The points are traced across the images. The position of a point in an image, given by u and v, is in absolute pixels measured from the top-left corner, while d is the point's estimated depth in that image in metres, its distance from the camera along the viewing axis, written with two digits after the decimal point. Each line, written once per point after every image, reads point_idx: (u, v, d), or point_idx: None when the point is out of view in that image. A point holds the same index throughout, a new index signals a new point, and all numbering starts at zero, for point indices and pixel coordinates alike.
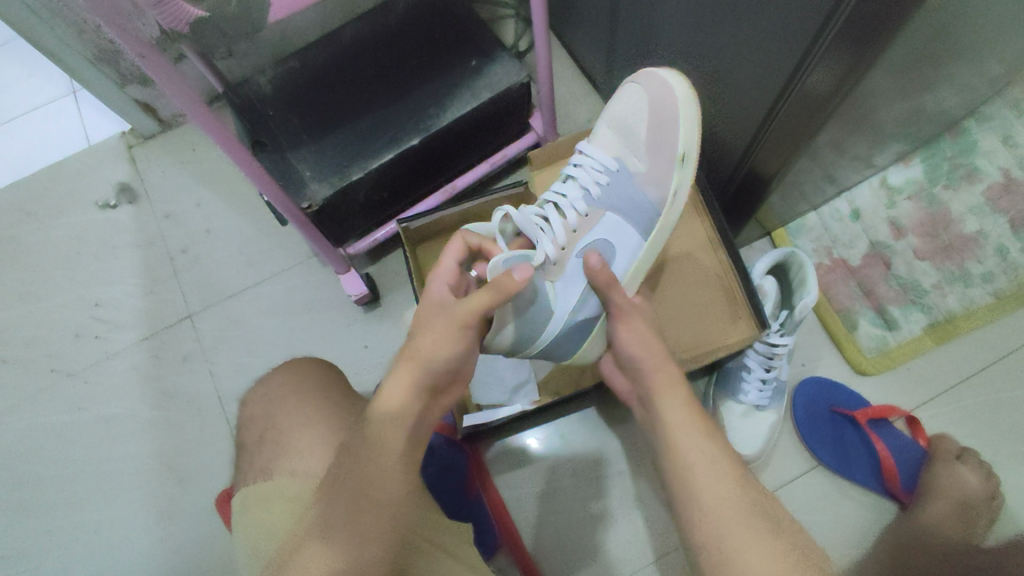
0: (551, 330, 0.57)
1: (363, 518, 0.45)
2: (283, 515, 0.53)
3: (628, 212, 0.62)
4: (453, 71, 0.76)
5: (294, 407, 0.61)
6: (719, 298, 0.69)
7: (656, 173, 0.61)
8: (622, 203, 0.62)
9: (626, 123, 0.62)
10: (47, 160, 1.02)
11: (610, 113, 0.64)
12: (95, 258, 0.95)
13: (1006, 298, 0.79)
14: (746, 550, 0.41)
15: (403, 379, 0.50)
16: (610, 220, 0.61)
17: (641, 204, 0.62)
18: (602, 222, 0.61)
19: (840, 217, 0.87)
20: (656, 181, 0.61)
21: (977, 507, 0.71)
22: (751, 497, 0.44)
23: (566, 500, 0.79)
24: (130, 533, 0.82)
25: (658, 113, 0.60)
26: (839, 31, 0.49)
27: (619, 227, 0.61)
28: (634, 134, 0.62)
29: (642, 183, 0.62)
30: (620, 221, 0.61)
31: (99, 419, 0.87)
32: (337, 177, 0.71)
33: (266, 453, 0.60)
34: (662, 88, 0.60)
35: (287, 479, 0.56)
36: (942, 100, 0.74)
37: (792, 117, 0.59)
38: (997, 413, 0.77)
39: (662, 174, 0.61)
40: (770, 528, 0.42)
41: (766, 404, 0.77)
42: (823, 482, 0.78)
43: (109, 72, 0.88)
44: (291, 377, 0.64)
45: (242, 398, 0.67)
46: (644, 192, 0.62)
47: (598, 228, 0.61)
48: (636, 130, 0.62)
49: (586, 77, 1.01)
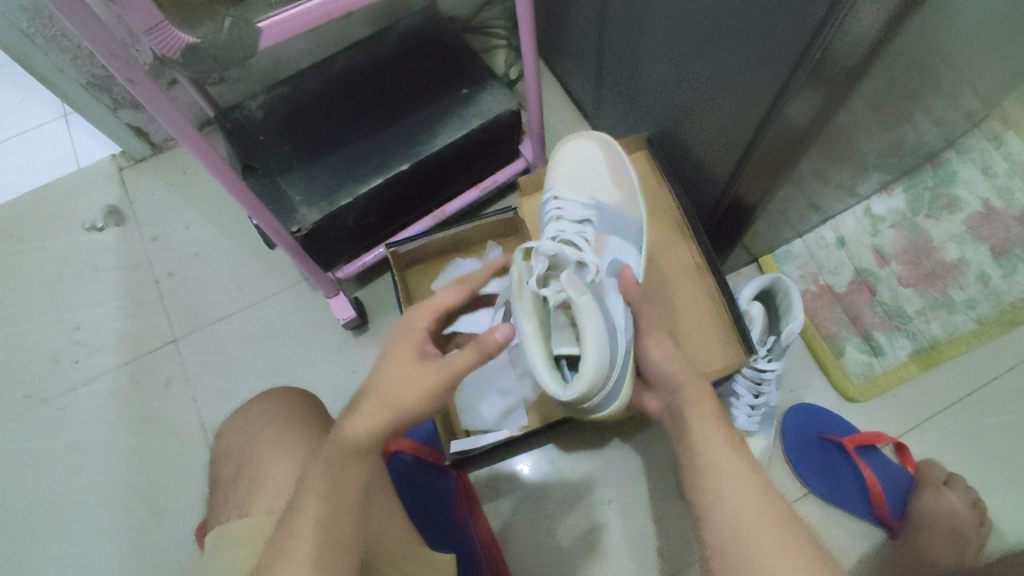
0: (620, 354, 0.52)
1: (341, 522, 0.45)
2: (255, 554, 0.52)
3: (623, 232, 0.64)
4: (444, 99, 0.77)
5: (273, 438, 0.60)
6: (708, 323, 0.70)
7: (627, 201, 0.66)
8: (614, 226, 0.64)
9: (585, 167, 0.68)
10: (35, 181, 1.02)
11: (564, 164, 0.68)
12: (78, 281, 0.94)
13: (988, 324, 0.81)
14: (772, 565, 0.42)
15: (376, 416, 0.48)
16: (614, 243, 0.63)
17: (627, 227, 0.65)
18: (608, 244, 0.62)
19: (825, 244, 0.89)
20: (632, 207, 0.66)
21: (967, 532, 0.71)
22: (769, 521, 0.44)
23: (555, 530, 0.78)
24: (102, 566, 0.80)
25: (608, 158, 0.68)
26: (815, 65, 0.50)
27: (623, 247, 0.63)
28: (598, 173, 0.67)
29: (621, 210, 0.66)
30: (621, 241, 0.63)
31: (76, 445, 0.85)
32: (326, 202, 0.71)
33: (243, 488, 0.58)
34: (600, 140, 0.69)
35: (264, 515, 0.54)
36: (922, 131, 0.76)
37: (773, 146, 0.60)
38: (983, 439, 0.78)
39: (632, 202, 0.67)
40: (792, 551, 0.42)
41: (755, 430, 0.77)
42: (814, 510, 0.77)
43: (102, 98, 0.88)
44: (277, 407, 0.64)
45: (219, 430, 0.66)
46: (630, 216, 0.66)
47: (610, 247, 0.62)
48: (597, 171, 0.67)
49: (576, 106, 1.03)
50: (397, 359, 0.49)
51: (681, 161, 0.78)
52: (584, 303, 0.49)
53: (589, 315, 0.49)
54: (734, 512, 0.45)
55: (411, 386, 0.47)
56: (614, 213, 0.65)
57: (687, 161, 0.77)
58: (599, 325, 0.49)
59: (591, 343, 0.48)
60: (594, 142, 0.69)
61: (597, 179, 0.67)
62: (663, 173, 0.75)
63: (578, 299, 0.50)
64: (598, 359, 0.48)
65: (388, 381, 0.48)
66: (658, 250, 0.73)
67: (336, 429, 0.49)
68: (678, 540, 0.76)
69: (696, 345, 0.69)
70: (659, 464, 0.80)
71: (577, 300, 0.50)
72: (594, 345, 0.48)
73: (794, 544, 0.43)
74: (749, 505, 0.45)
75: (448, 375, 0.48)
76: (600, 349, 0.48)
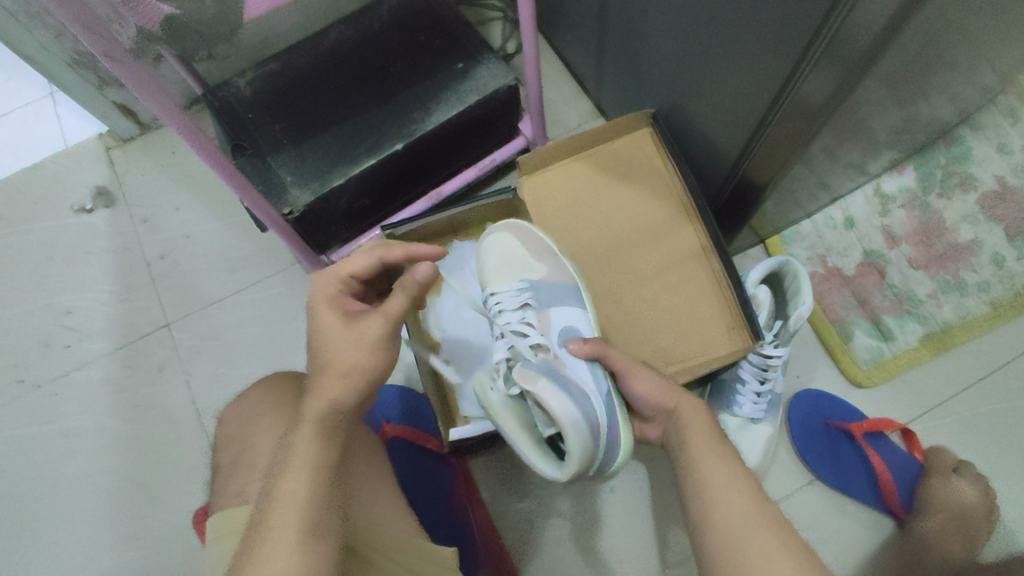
0: (604, 415, 0.51)
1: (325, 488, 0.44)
2: None
3: (563, 298, 0.59)
4: (439, 75, 0.74)
5: (271, 424, 0.59)
6: (712, 308, 0.67)
7: (559, 269, 0.61)
8: (555, 297, 0.59)
9: (508, 257, 0.62)
10: (22, 162, 0.99)
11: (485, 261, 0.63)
12: (68, 264, 0.92)
13: (1002, 307, 0.78)
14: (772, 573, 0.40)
15: (344, 374, 0.47)
16: (559, 314, 0.58)
17: (568, 293, 0.60)
18: (554, 319, 0.58)
19: (834, 224, 0.86)
20: (560, 272, 0.61)
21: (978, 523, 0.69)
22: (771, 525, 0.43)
23: (555, 518, 0.77)
24: (98, 554, 0.79)
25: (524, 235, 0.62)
26: (833, 41, 0.47)
27: (570, 314, 0.59)
28: (521, 255, 0.62)
29: (556, 282, 0.60)
30: (564, 309, 0.59)
31: (70, 432, 0.84)
32: (318, 183, 0.68)
33: (239, 478, 0.57)
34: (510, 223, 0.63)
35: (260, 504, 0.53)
36: (937, 107, 0.72)
37: (785, 125, 0.58)
38: (994, 424, 0.76)
39: (560, 268, 0.61)
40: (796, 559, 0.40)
41: (761, 416, 0.76)
42: (821, 498, 0.76)
43: (87, 75, 0.85)
44: (273, 394, 0.62)
45: (219, 416, 0.64)
46: (562, 281, 0.60)
47: (555, 321, 0.58)
48: (521, 254, 0.62)
49: (577, 81, 1.00)
50: (326, 324, 0.48)
51: (687, 140, 0.75)
52: (541, 391, 0.49)
53: (549, 397, 0.48)
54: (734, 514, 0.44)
55: (351, 345, 0.47)
56: (548, 286, 0.60)
57: (692, 139, 0.74)
58: (563, 402, 0.48)
59: (562, 422, 0.47)
60: (508, 229, 0.63)
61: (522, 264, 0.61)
62: (667, 152, 0.72)
63: (534, 390, 0.49)
64: (575, 433, 0.48)
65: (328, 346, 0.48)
66: (661, 234, 0.71)
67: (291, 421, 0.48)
68: (679, 528, 0.75)
69: (699, 332, 0.67)
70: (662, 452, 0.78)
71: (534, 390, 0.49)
72: (566, 421, 0.47)
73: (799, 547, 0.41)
74: (749, 507, 0.44)
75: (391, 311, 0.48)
76: (573, 421, 0.48)
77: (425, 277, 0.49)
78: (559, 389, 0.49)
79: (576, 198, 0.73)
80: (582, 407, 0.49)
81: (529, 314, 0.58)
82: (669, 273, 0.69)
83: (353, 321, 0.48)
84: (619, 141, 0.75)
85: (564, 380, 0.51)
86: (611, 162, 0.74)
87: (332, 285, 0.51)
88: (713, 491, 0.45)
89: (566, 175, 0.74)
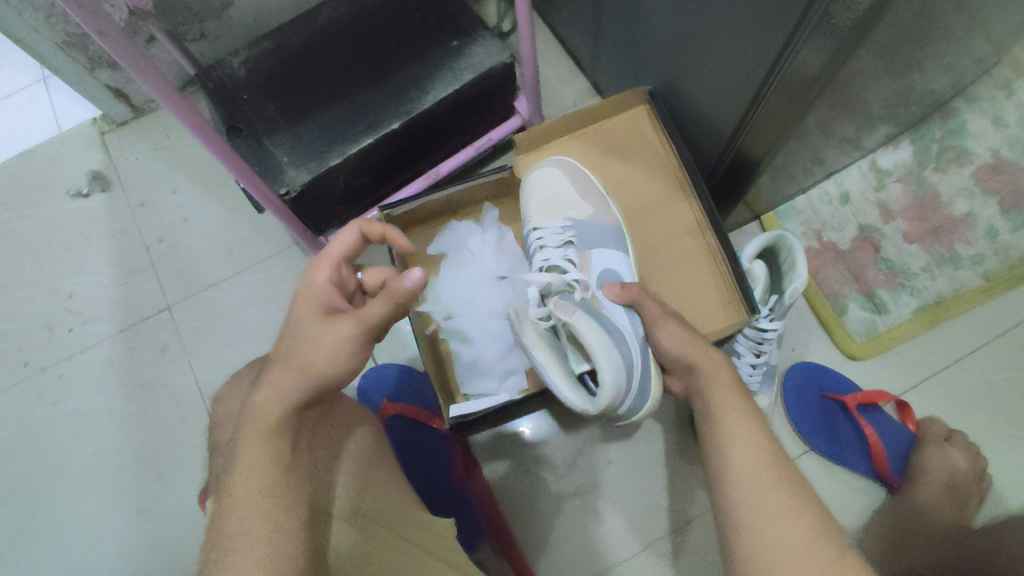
0: (638, 357, 0.55)
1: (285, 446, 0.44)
2: None
3: (604, 242, 0.65)
4: (435, 53, 0.73)
5: None
6: (708, 284, 0.68)
7: (598, 209, 0.67)
8: (597, 239, 0.65)
9: (554, 193, 0.68)
10: (17, 147, 0.99)
11: (532, 192, 0.69)
12: (67, 249, 0.93)
13: (995, 280, 0.79)
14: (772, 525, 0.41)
15: (288, 377, 0.46)
16: (600, 256, 0.64)
17: (606, 235, 0.66)
18: (594, 259, 0.64)
19: (830, 200, 0.86)
20: (602, 211, 0.67)
21: (968, 486, 0.71)
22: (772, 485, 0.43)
23: (556, 491, 0.79)
24: (108, 533, 0.81)
25: (572, 168, 0.69)
26: (824, 15, 0.48)
27: (609, 256, 0.64)
28: (565, 192, 0.68)
29: (596, 221, 0.66)
30: (606, 250, 0.65)
31: (74, 415, 0.85)
32: (315, 162, 0.68)
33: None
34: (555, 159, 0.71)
35: None
36: (931, 80, 0.72)
37: (779, 97, 0.58)
38: (985, 395, 0.77)
39: (601, 206, 0.67)
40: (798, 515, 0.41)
41: (758, 389, 0.77)
42: (815, 468, 0.77)
43: (78, 57, 0.84)
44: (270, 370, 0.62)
45: (216, 398, 0.65)
46: (603, 220, 0.67)
47: (596, 261, 0.63)
48: (565, 189, 0.68)
49: (573, 59, 0.99)
50: (305, 322, 0.48)
51: (683, 116, 0.75)
52: (577, 320, 0.53)
53: (584, 329, 0.53)
54: (740, 475, 0.44)
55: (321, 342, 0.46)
56: (591, 226, 0.66)
57: (688, 115, 0.74)
58: (598, 335, 0.53)
59: (598, 355, 0.51)
60: (557, 165, 0.69)
61: (567, 199, 0.67)
62: (663, 128, 0.72)
63: (570, 319, 0.54)
64: (611, 368, 0.51)
65: (299, 345, 0.47)
66: (656, 211, 0.71)
67: (254, 386, 0.49)
68: (677, 499, 0.77)
69: (695, 306, 0.68)
70: (659, 424, 0.80)
71: (574, 323, 0.53)
72: (602, 356, 0.51)
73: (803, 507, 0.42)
74: (751, 469, 0.44)
75: (363, 322, 0.47)
76: (610, 357, 0.51)
77: (411, 285, 0.47)
78: (592, 322, 0.54)
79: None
80: (619, 350, 0.53)
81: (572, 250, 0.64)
82: (665, 249, 0.70)
83: (329, 321, 0.47)
84: (615, 118, 0.75)
85: (600, 317, 0.56)
86: (607, 139, 0.74)
87: (325, 272, 0.49)
88: (714, 456, 0.47)
89: (562, 153, 0.74)
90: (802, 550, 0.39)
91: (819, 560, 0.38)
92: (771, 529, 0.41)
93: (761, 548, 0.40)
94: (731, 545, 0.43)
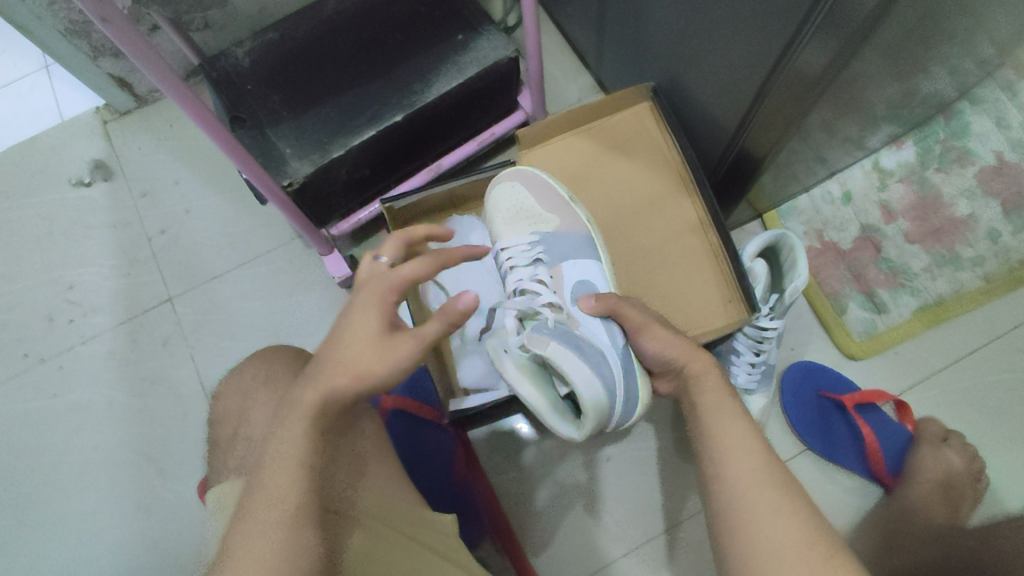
0: (619, 368, 0.55)
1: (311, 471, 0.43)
2: None
3: (573, 254, 0.65)
4: (439, 47, 0.73)
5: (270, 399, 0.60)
6: (709, 281, 0.68)
7: (568, 221, 0.67)
8: (567, 253, 0.65)
9: (518, 208, 0.68)
10: (19, 136, 0.99)
11: (498, 214, 0.68)
12: (69, 239, 0.93)
13: (996, 282, 0.79)
14: (765, 521, 0.41)
15: (334, 386, 0.44)
16: (572, 267, 0.63)
17: (578, 246, 0.66)
18: (566, 271, 0.63)
19: (832, 199, 0.86)
20: (570, 223, 0.67)
21: (960, 483, 0.71)
22: (772, 481, 0.44)
23: (555, 487, 0.79)
24: (109, 522, 0.81)
25: (535, 184, 0.69)
26: (828, 15, 0.48)
27: (583, 266, 0.64)
28: (531, 207, 0.68)
29: (567, 233, 0.66)
30: (577, 263, 0.64)
31: (75, 405, 0.86)
32: (318, 155, 0.68)
33: (241, 450, 0.58)
34: (518, 176, 0.70)
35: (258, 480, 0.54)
36: (936, 81, 0.72)
37: (782, 96, 0.58)
38: (983, 395, 0.78)
39: (569, 218, 0.67)
40: (795, 512, 0.42)
41: (755, 388, 0.77)
42: (812, 467, 0.78)
43: (81, 45, 0.84)
44: (272, 366, 0.62)
45: (215, 392, 0.65)
46: (570, 231, 0.67)
47: (568, 274, 0.63)
48: (532, 206, 0.68)
49: (577, 55, 0.99)
50: (357, 325, 0.44)
51: (686, 113, 0.75)
52: (553, 354, 0.52)
53: (564, 363, 0.51)
54: (734, 476, 0.44)
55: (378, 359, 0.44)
56: (560, 239, 0.66)
57: (692, 113, 0.74)
58: (578, 366, 0.51)
59: (580, 386, 0.51)
60: (514, 179, 0.69)
61: (532, 215, 0.67)
62: (666, 124, 0.72)
63: (546, 354, 0.52)
64: (593, 395, 0.51)
65: (346, 348, 0.44)
66: (658, 207, 0.71)
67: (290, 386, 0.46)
68: (675, 496, 0.77)
69: (696, 304, 0.68)
70: (658, 422, 0.80)
71: (547, 352, 0.52)
72: (583, 386, 0.51)
73: (798, 504, 0.42)
74: (748, 466, 0.45)
75: (424, 338, 0.44)
76: (588, 384, 0.51)
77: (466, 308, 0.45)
78: (569, 351, 0.52)
79: (575, 169, 0.73)
80: (597, 370, 0.52)
81: (541, 270, 0.63)
82: (665, 246, 0.70)
83: (385, 328, 0.45)
84: (618, 114, 0.75)
85: (574, 338, 0.54)
86: (610, 135, 0.74)
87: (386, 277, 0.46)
88: (709, 454, 0.47)
89: (565, 148, 0.74)
90: (797, 546, 0.40)
91: (807, 561, 0.39)
92: (763, 528, 0.41)
93: (753, 543, 0.41)
94: (726, 536, 0.43)
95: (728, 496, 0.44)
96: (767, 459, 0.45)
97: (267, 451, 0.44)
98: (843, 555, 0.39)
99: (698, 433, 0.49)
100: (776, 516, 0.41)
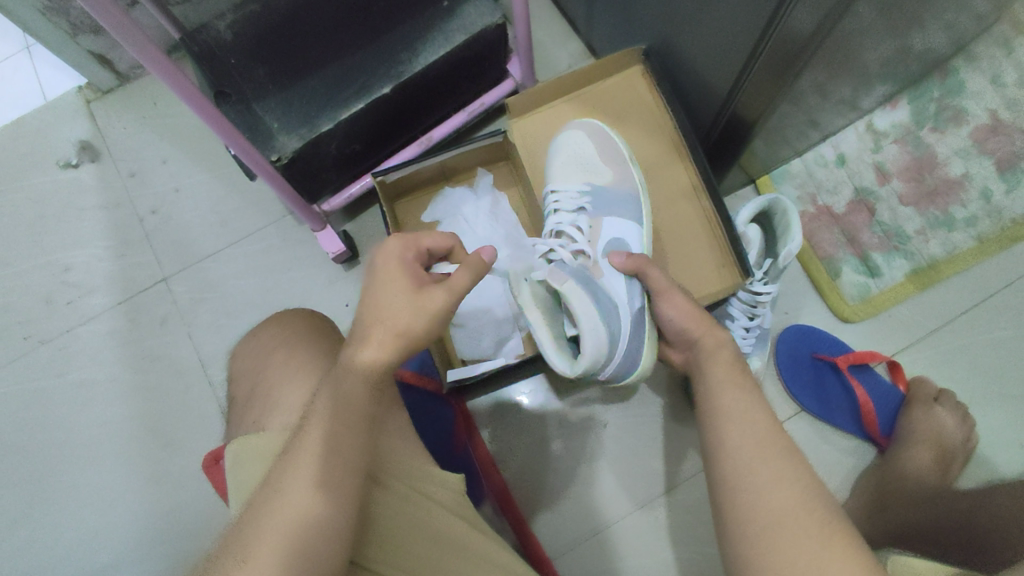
0: (626, 325, 0.56)
1: (347, 449, 0.43)
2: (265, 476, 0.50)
3: (619, 209, 0.65)
4: (425, 14, 0.72)
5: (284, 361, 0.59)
6: (704, 245, 0.68)
7: (622, 177, 0.66)
8: (613, 206, 0.65)
9: (577, 155, 0.67)
10: (3, 118, 0.97)
11: (558, 156, 0.68)
12: (60, 221, 0.92)
13: (988, 241, 0.80)
14: (772, 488, 0.42)
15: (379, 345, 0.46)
16: (612, 225, 0.64)
17: (626, 203, 0.65)
18: (606, 227, 0.64)
19: (825, 162, 0.86)
20: (623, 182, 0.66)
21: (955, 447, 0.73)
22: (779, 452, 0.44)
23: (555, 454, 0.80)
24: (117, 498, 0.82)
25: (602, 134, 0.68)
26: None
27: (622, 224, 0.64)
28: (592, 159, 0.67)
29: (617, 189, 0.66)
30: (620, 220, 0.64)
31: (78, 384, 0.86)
32: (306, 129, 0.68)
33: (257, 408, 0.58)
34: (583, 124, 0.69)
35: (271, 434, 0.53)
36: (930, 38, 0.71)
37: (775, 58, 0.57)
38: (975, 354, 0.78)
39: (625, 174, 0.66)
40: (801, 479, 0.43)
41: (750, 351, 0.78)
42: (807, 429, 0.79)
43: (60, 23, 0.82)
44: (289, 328, 0.63)
45: (233, 351, 0.66)
46: (621, 189, 0.66)
47: (607, 230, 0.63)
48: (591, 157, 0.67)
49: (566, 20, 0.97)
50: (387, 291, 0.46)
51: (677, 77, 0.74)
52: (569, 290, 0.53)
53: (575, 299, 0.53)
54: (737, 446, 0.45)
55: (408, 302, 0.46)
56: (609, 194, 0.66)
57: (682, 76, 0.73)
58: (588, 309, 0.53)
59: (584, 328, 0.52)
60: (580, 128, 0.68)
61: (590, 164, 0.67)
62: (658, 89, 0.71)
63: (561, 289, 0.54)
64: (593, 338, 0.52)
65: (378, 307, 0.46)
66: (653, 173, 0.71)
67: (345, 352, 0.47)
68: (671, 458, 0.78)
69: (689, 269, 0.68)
70: (656, 389, 0.80)
71: (561, 288, 0.54)
72: (586, 327, 0.52)
73: (804, 474, 0.43)
74: (757, 437, 0.45)
75: (448, 286, 0.47)
76: (594, 327, 0.53)
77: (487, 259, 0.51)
78: (584, 292, 0.54)
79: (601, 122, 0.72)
80: (605, 315, 0.54)
81: (582, 218, 0.63)
82: (657, 211, 0.70)
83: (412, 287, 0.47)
84: (610, 80, 0.74)
85: (592, 287, 0.56)
86: (601, 101, 0.73)
87: (410, 253, 0.49)
88: (716, 426, 0.48)
89: (556, 116, 0.74)
90: (801, 510, 0.41)
91: (807, 528, 0.40)
92: (761, 500, 0.42)
93: (753, 514, 0.42)
94: (730, 504, 0.43)
95: (734, 465, 0.45)
96: (768, 429, 0.46)
97: (306, 430, 0.44)
98: (840, 523, 0.40)
99: (705, 407, 0.50)
100: (778, 484, 0.42)
